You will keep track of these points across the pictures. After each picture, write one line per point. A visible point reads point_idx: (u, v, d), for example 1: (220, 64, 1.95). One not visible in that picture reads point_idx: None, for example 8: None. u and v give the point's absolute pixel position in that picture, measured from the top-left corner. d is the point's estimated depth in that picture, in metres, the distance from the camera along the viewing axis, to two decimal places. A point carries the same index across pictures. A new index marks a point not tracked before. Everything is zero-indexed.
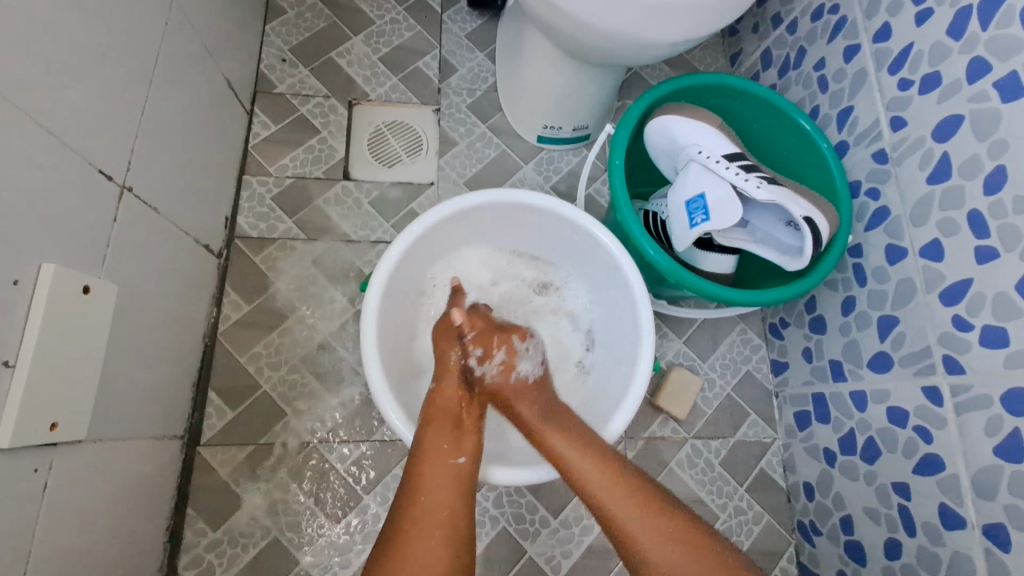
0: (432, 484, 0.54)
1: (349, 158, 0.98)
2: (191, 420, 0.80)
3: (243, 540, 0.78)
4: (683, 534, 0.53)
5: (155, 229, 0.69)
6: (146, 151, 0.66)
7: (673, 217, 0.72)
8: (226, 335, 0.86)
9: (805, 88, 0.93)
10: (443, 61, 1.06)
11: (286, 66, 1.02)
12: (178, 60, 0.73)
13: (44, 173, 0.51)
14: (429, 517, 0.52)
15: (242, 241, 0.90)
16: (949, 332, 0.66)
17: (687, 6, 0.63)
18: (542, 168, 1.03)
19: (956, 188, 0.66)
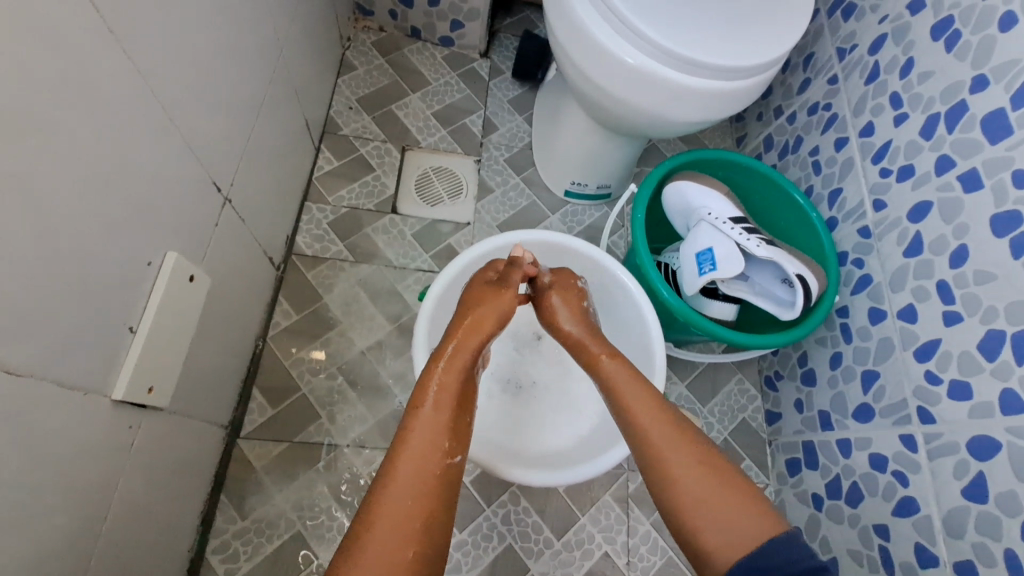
0: (410, 463, 0.54)
1: (398, 195, 1.11)
2: (235, 413, 0.87)
3: (268, 531, 0.83)
4: (737, 503, 0.53)
5: (241, 237, 0.80)
6: (244, 172, 0.79)
7: (685, 266, 0.83)
8: (274, 339, 0.95)
9: (802, 170, 1.08)
10: (487, 120, 1.23)
11: (352, 113, 1.17)
12: (276, 99, 0.87)
13: (182, 177, 0.63)
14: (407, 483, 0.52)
15: (298, 258, 1.01)
16: (922, 384, 0.75)
17: (712, 95, 0.77)
18: (567, 220, 1.16)
19: (927, 261, 0.77)
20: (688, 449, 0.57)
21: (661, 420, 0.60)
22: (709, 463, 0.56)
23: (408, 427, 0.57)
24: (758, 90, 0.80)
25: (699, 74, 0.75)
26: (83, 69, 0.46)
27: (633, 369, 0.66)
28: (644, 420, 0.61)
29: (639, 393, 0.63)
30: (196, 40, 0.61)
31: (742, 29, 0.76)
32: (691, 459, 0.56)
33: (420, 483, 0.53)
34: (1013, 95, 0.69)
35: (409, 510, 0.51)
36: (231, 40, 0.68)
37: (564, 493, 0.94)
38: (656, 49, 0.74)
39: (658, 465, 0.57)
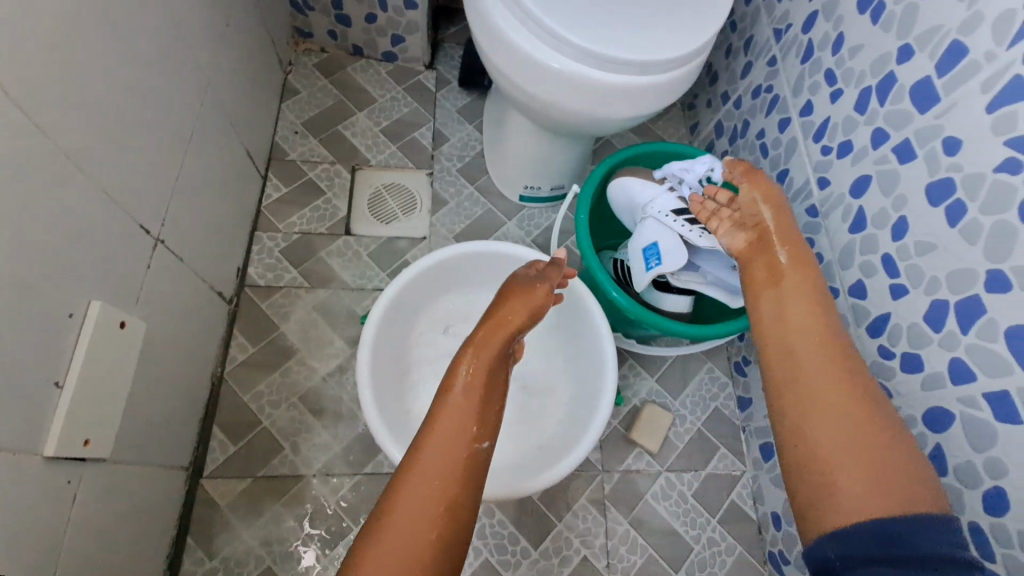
0: (437, 446, 0.53)
1: (350, 216, 1.10)
2: (195, 453, 0.86)
3: (238, 570, 0.82)
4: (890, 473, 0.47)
5: (181, 275, 0.79)
6: (178, 209, 0.77)
7: (633, 263, 0.83)
8: (231, 374, 0.93)
9: (751, 154, 1.07)
10: (436, 132, 1.22)
11: (298, 137, 1.16)
12: (208, 133, 0.85)
13: (101, 225, 0.61)
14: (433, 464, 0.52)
15: (251, 289, 1.00)
16: (877, 360, 0.74)
17: (640, 91, 0.77)
18: (524, 224, 1.16)
19: (871, 236, 0.77)
20: (845, 395, 0.52)
21: (828, 363, 0.54)
22: (864, 420, 0.50)
23: (438, 410, 0.56)
24: (684, 81, 0.80)
25: (624, 71, 0.75)
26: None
27: (813, 296, 0.59)
28: (805, 358, 0.55)
29: (811, 326, 0.56)
30: (102, 86, 0.60)
31: (656, 21, 0.76)
32: (849, 410, 0.51)
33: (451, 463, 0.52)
34: (937, 62, 0.68)
35: (433, 497, 0.50)
36: (146, 79, 0.67)
37: (539, 501, 0.93)
38: (577, 52, 0.73)
39: (804, 411, 0.52)
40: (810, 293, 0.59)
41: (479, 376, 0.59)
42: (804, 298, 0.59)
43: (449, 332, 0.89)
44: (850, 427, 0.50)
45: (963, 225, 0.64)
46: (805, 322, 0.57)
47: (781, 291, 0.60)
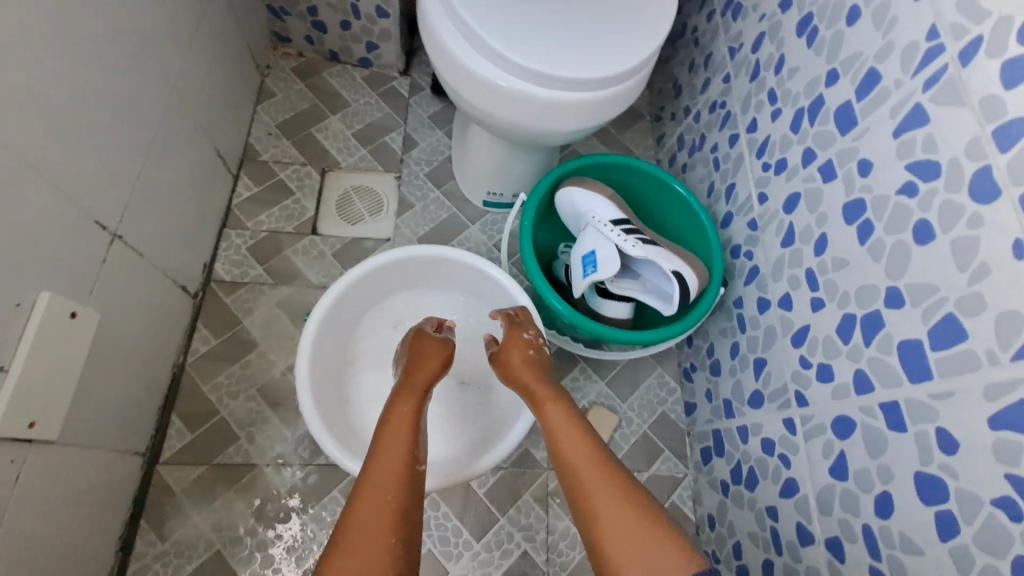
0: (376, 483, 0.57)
1: (317, 216, 1.14)
2: (153, 439, 0.90)
3: (187, 552, 0.86)
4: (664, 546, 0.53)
5: (139, 270, 0.83)
6: (138, 207, 0.81)
7: (574, 270, 0.86)
8: (193, 365, 0.97)
9: (706, 167, 1.11)
10: (406, 137, 1.26)
11: (271, 138, 1.20)
12: (173, 134, 0.90)
13: (52, 220, 0.65)
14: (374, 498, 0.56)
15: (217, 284, 1.04)
16: (798, 370, 0.78)
17: (581, 106, 0.80)
18: (487, 229, 1.19)
19: (798, 251, 0.80)
20: (614, 485, 0.59)
21: (592, 463, 0.62)
22: (632, 501, 0.57)
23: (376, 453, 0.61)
24: (622, 99, 0.84)
25: (565, 88, 0.78)
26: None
27: (571, 411, 0.68)
28: (576, 464, 0.62)
29: (573, 436, 0.65)
30: (59, 92, 0.64)
31: (591, 40, 0.79)
32: (618, 498, 0.58)
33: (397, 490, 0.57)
34: (857, 87, 0.72)
35: (380, 521, 0.54)
36: (105, 85, 0.71)
37: (484, 496, 0.96)
38: (518, 69, 0.77)
39: (587, 508, 0.58)
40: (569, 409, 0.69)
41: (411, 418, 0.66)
42: (563, 415, 0.68)
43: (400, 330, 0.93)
44: (623, 510, 0.56)
45: (870, 243, 0.67)
46: (570, 441, 0.65)
47: (547, 417, 0.69)
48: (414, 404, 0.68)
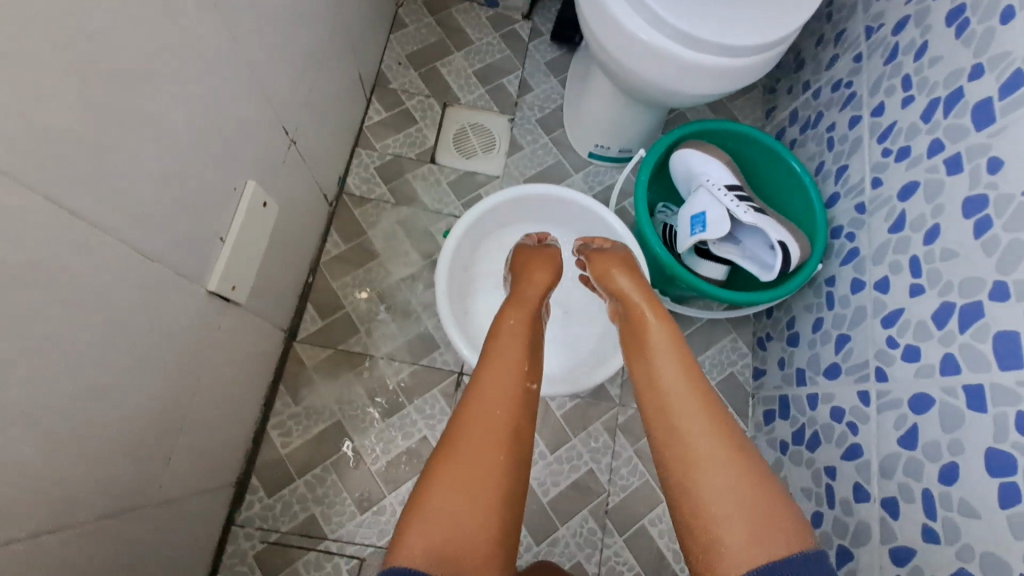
0: (483, 397, 0.63)
1: (437, 147, 1.24)
2: (292, 321, 1.06)
3: (315, 417, 1.03)
4: (758, 506, 0.56)
5: (301, 174, 0.95)
6: (306, 119, 0.93)
7: (680, 227, 0.93)
8: (324, 265, 1.12)
9: (817, 145, 1.12)
10: (523, 80, 1.32)
11: (401, 68, 1.29)
12: (334, 55, 0.99)
13: (261, 121, 0.77)
14: (483, 411, 0.62)
15: (347, 197, 1.17)
16: (883, 348, 0.84)
17: (717, 71, 0.84)
18: (588, 179, 1.26)
19: (906, 238, 0.84)
20: (715, 439, 0.61)
21: (696, 411, 0.63)
22: (732, 456, 0.60)
23: (483, 371, 0.67)
24: (746, 74, 0.87)
25: (706, 51, 0.82)
26: (196, 35, 0.59)
27: (678, 353, 0.69)
28: (676, 407, 0.64)
29: (678, 380, 0.66)
30: (274, 9, 0.74)
31: (741, 8, 0.82)
32: (717, 450, 0.60)
33: (503, 406, 0.63)
34: (1001, 86, 0.73)
35: (488, 435, 0.60)
36: (299, 5, 0.81)
37: (561, 416, 1.09)
38: (666, 27, 0.81)
39: (682, 451, 0.61)
40: (677, 351, 0.70)
41: (518, 340, 0.71)
42: (669, 355, 0.69)
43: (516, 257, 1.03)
44: (722, 463, 0.59)
45: (985, 238, 0.71)
46: (670, 381, 0.67)
47: (649, 355, 0.70)
48: (520, 325, 0.74)
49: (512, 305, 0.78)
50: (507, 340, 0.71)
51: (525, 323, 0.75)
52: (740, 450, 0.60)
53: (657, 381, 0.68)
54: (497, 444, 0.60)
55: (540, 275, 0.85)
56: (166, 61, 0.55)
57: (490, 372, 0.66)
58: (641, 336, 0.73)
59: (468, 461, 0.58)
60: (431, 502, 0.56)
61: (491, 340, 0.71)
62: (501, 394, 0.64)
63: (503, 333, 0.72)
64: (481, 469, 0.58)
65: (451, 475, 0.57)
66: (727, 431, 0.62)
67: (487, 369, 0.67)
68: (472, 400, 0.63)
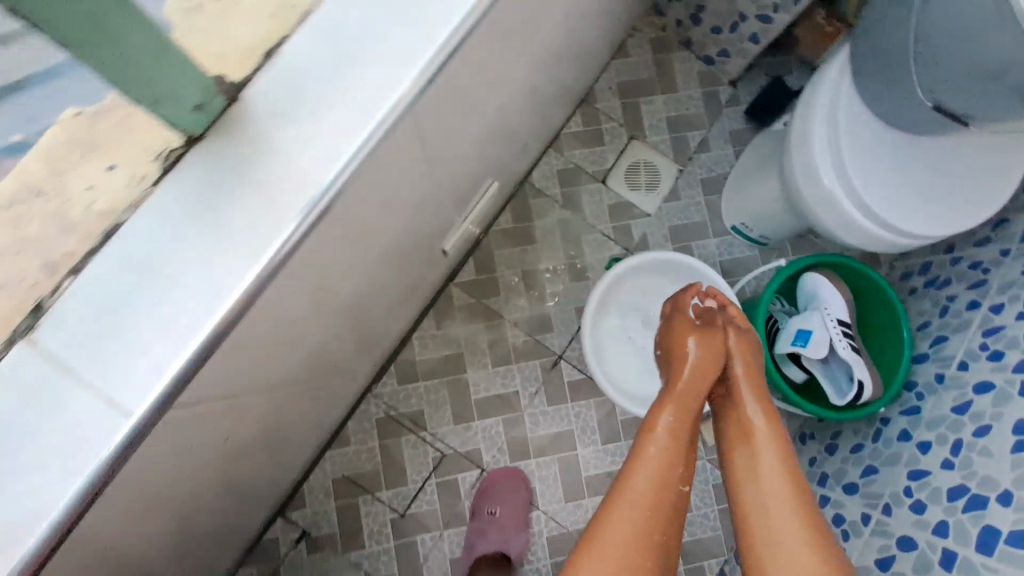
0: (631, 494, 0.84)
1: (611, 171, 1.45)
2: (456, 268, 1.36)
3: (446, 343, 1.35)
4: None
5: (504, 165, 1.21)
6: (524, 126, 1.17)
7: (785, 332, 1.13)
8: (492, 233, 1.40)
9: (931, 304, 1.25)
10: (704, 140, 1.49)
11: (609, 92, 1.49)
12: (562, 80, 1.22)
13: (497, 129, 1.02)
14: (629, 506, 0.83)
15: (528, 187, 1.43)
16: (898, 492, 1.02)
17: (870, 234, 1.02)
18: (722, 246, 1.45)
19: (961, 422, 0.99)
20: (807, 546, 0.79)
21: (796, 522, 0.81)
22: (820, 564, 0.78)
23: (632, 470, 0.86)
24: (890, 246, 1.04)
25: (869, 217, 1.00)
26: (489, 76, 0.84)
27: (785, 467, 0.86)
28: (778, 515, 0.82)
29: (781, 494, 0.83)
30: (537, 53, 0.96)
31: (912, 197, 1.00)
32: (809, 560, 0.78)
33: (644, 504, 0.83)
34: None
35: (631, 525, 0.81)
36: (553, 46, 1.03)
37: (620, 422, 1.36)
38: (848, 185, 0.99)
39: (782, 554, 0.79)
40: (786, 465, 0.86)
41: (665, 440, 0.88)
42: (780, 469, 0.86)
43: (646, 297, 1.30)
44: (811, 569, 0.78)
45: (1018, 456, 0.86)
46: (777, 491, 0.84)
47: (762, 461, 0.86)
48: (668, 423, 0.90)
49: (660, 401, 0.93)
50: (651, 441, 0.88)
51: (671, 423, 0.90)
52: (825, 556, 0.79)
53: (768, 487, 0.84)
54: (639, 532, 0.81)
55: (683, 362, 0.96)
56: (466, 91, 0.80)
57: (636, 472, 0.86)
58: (751, 437, 0.89)
59: (615, 543, 0.80)
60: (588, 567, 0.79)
61: (641, 439, 0.89)
62: (644, 495, 0.84)
63: (652, 432, 0.89)
64: (621, 550, 0.80)
65: (602, 554, 0.79)
66: (815, 537, 0.80)
67: (634, 468, 0.86)
68: (621, 497, 0.84)
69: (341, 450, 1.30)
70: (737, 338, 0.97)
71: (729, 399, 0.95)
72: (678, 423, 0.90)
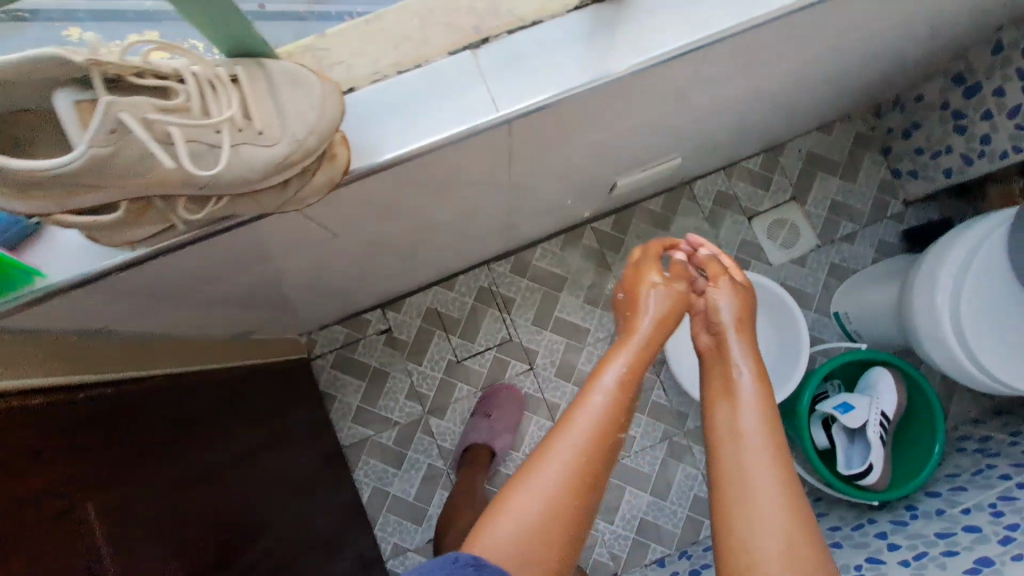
0: (574, 429, 0.77)
1: (760, 214, 1.64)
2: (599, 215, 1.61)
3: (559, 265, 1.61)
4: (802, 543, 0.73)
5: (689, 160, 1.43)
6: (723, 140, 1.38)
7: (831, 400, 1.30)
8: (640, 207, 1.63)
9: (970, 463, 1.34)
10: (853, 234, 1.63)
11: (796, 154, 1.66)
12: (772, 122, 1.41)
13: (709, 131, 1.25)
14: (569, 442, 0.76)
15: (688, 189, 1.64)
16: (849, 565, 1.16)
17: (953, 359, 1.16)
18: (815, 323, 1.60)
19: (937, 541, 1.10)
20: (772, 474, 0.78)
21: (759, 452, 0.80)
22: (785, 495, 0.76)
23: (576, 411, 0.80)
24: (965, 377, 1.17)
25: (959, 343, 1.14)
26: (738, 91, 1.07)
27: (752, 414, 0.84)
28: (745, 457, 0.80)
29: (745, 431, 0.83)
30: (776, 91, 1.18)
31: (1004, 347, 1.13)
32: (770, 491, 0.76)
33: (587, 439, 0.77)
34: None
35: (569, 459, 0.74)
36: (788, 94, 1.23)
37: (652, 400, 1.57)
38: (956, 311, 1.14)
39: (745, 493, 0.77)
40: (760, 402, 0.85)
41: (615, 383, 0.83)
42: (751, 412, 0.84)
43: None
44: (773, 500, 0.76)
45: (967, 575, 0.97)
46: (744, 428, 0.83)
47: (732, 408, 0.85)
48: (626, 367, 0.85)
49: (617, 351, 0.87)
50: (607, 384, 0.83)
51: (630, 370, 0.85)
52: (788, 483, 0.78)
53: (730, 430, 0.83)
54: (578, 468, 0.74)
55: (660, 306, 0.93)
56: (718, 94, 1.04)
57: (581, 410, 0.80)
58: (730, 387, 0.88)
59: (547, 484, 0.72)
60: (516, 507, 0.71)
61: (589, 383, 0.83)
62: (588, 431, 0.77)
63: (604, 372, 0.84)
64: (561, 484, 0.72)
65: (533, 497, 0.71)
66: (791, 498, 0.76)
67: (582, 405, 0.80)
68: (561, 436, 0.77)
69: (443, 291, 1.60)
70: (733, 291, 0.97)
71: (712, 350, 0.95)
72: (631, 374, 0.85)
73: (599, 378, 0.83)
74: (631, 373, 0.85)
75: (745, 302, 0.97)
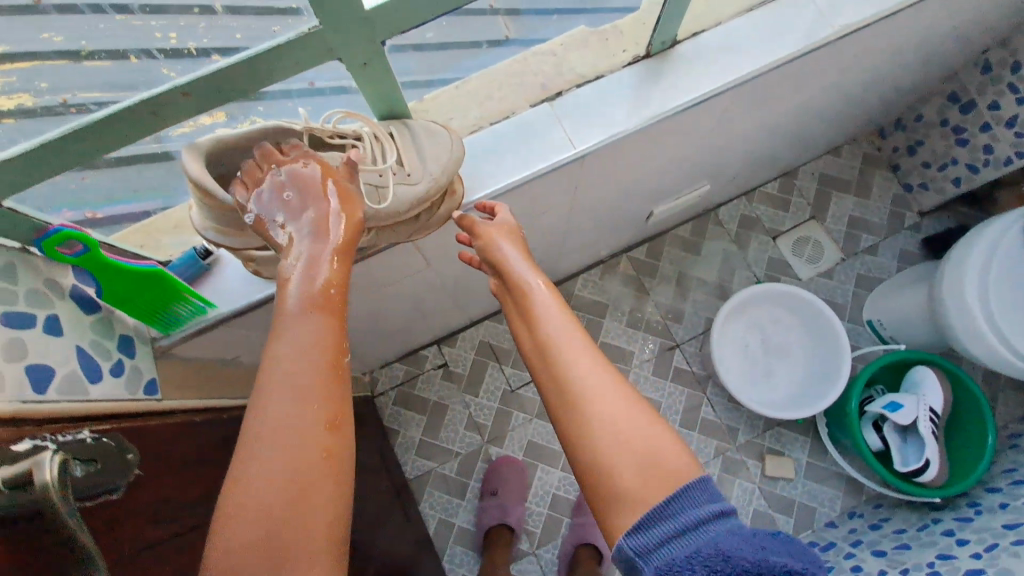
0: (270, 386, 0.56)
1: (784, 234, 1.75)
2: (634, 244, 1.73)
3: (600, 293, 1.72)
4: (649, 436, 0.61)
5: (714, 188, 1.56)
6: (744, 168, 1.52)
7: (879, 401, 1.36)
8: (671, 235, 1.75)
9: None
10: (875, 246, 1.73)
11: (811, 176, 1.79)
12: (787, 149, 1.55)
13: (732, 160, 1.39)
14: (274, 406, 0.55)
15: (714, 215, 1.76)
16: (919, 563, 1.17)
17: (994, 353, 1.22)
18: (851, 332, 1.67)
19: (1005, 533, 1.11)
20: (598, 372, 0.65)
21: (574, 360, 0.66)
22: (616, 397, 0.63)
23: (263, 377, 0.57)
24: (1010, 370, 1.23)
25: (997, 338, 1.21)
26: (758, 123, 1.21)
27: (557, 319, 0.70)
28: (563, 372, 0.66)
29: (556, 338, 0.68)
30: (790, 121, 1.31)
31: None
32: (602, 394, 0.63)
33: (287, 396, 0.56)
34: None
35: (283, 426, 0.55)
36: (801, 123, 1.37)
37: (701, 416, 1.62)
38: (987, 307, 1.21)
39: (578, 416, 0.63)
40: (559, 306, 0.71)
41: (317, 327, 0.60)
42: (557, 320, 0.70)
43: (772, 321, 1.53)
44: (605, 399, 0.63)
45: None
46: (554, 338, 0.68)
47: (532, 324, 0.71)
48: (338, 307, 0.63)
49: (296, 289, 0.62)
50: (315, 322, 0.61)
51: (342, 296, 0.63)
52: (617, 379, 0.65)
53: (539, 356, 0.69)
54: (299, 430, 0.55)
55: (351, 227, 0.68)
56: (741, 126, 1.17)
57: (266, 372, 0.57)
58: (530, 310, 0.72)
59: (259, 471, 0.53)
60: (229, 514, 0.52)
61: (283, 322, 0.60)
62: (293, 384, 0.56)
63: (291, 305, 0.61)
64: (290, 454, 0.54)
65: (244, 493, 0.52)
66: (625, 386, 0.65)
67: (273, 358, 0.58)
68: (257, 410, 0.55)
69: (494, 325, 1.70)
70: (500, 226, 0.81)
71: (499, 283, 0.79)
72: (327, 310, 0.62)
73: (299, 316, 0.60)
74: (343, 306, 0.63)
75: (506, 224, 0.82)
